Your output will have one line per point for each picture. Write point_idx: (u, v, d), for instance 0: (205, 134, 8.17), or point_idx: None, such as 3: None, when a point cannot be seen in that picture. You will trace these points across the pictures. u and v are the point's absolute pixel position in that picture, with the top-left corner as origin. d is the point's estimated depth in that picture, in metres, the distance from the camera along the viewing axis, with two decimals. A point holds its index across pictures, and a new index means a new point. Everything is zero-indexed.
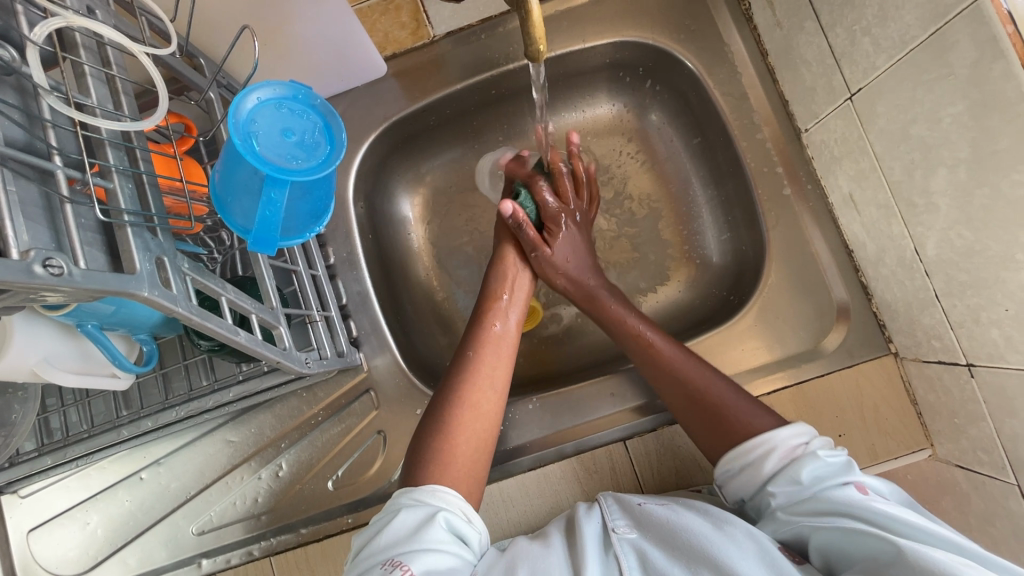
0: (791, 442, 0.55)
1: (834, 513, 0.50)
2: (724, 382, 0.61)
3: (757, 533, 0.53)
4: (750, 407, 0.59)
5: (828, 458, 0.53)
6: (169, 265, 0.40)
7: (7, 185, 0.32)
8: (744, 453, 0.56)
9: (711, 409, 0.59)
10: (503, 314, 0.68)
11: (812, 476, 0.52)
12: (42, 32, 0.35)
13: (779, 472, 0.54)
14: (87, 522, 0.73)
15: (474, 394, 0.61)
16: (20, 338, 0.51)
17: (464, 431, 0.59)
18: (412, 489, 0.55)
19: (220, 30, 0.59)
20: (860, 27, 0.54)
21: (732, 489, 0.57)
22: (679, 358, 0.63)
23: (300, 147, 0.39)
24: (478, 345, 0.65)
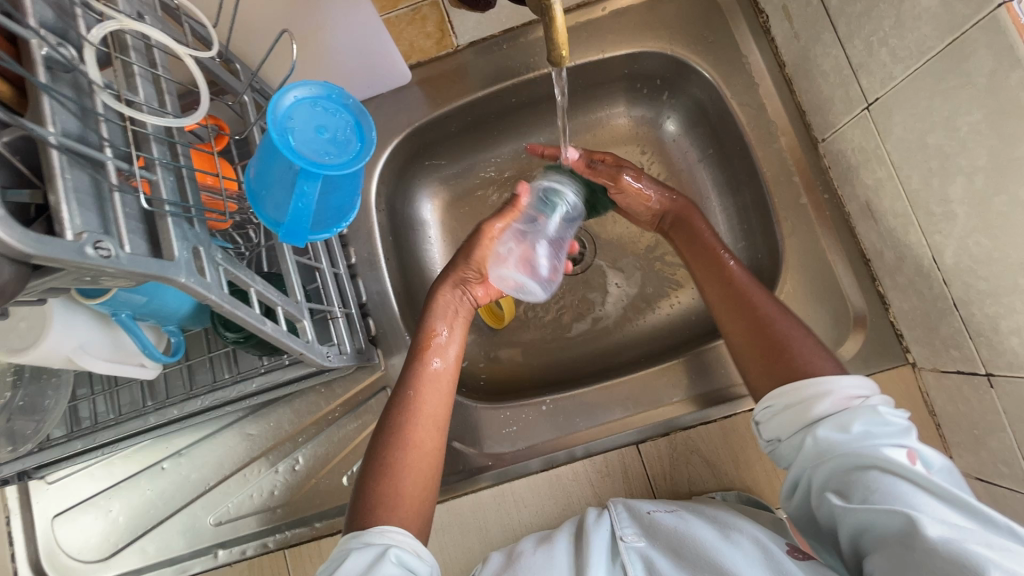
0: (849, 392, 0.52)
1: (873, 476, 0.49)
2: (787, 317, 0.60)
3: (764, 539, 0.54)
4: (816, 350, 0.58)
5: (885, 415, 0.50)
6: (204, 255, 0.42)
7: (63, 173, 0.34)
8: (799, 390, 0.54)
9: (773, 340, 0.59)
10: (442, 349, 0.66)
11: (863, 430, 0.50)
12: (97, 33, 0.37)
13: (829, 415, 0.51)
14: (109, 510, 0.75)
15: (418, 435, 0.60)
16: (57, 324, 0.53)
17: (411, 471, 0.59)
18: (362, 532, 0.54)
19: (255, 36, 0.62)
20: (877, 38, 0.54)
21: (771, 427, 0.55)
22: (750, 286, 0.63)
23: (333, 143, 0.41)
24: (418, 384, 0.63)
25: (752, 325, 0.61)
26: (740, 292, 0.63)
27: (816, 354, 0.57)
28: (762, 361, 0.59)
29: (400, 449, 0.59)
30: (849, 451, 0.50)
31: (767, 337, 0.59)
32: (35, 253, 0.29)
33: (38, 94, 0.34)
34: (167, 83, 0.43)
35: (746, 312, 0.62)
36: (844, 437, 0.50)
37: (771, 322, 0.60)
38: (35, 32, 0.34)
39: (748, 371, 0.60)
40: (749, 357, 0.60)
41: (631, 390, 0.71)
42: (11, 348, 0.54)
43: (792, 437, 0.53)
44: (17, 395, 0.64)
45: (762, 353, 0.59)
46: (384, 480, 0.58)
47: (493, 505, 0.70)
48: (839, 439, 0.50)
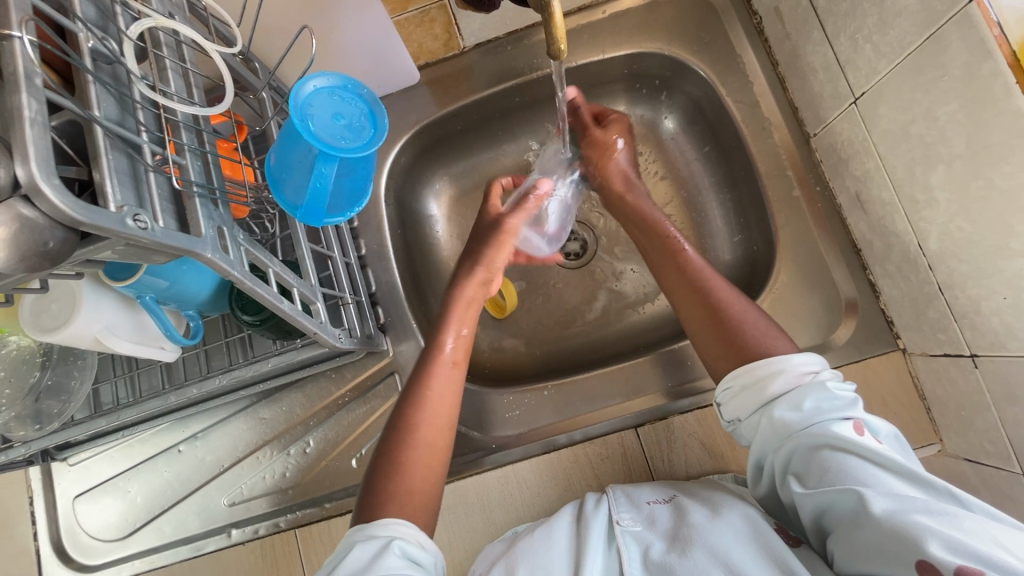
0: (800, 369, 0.55)
1: (826, 451, 0.51)
2: (741, 298, 0.63)
3: (758, 520, 0.55)
4: (767, 327, 0.60)
5: (833, 391, 0.53)
6: (228, 235, 0.45)
7: (105, 153, 0.37)
8: (753, 370, 0.56)
9: (729, 322, 0.61)
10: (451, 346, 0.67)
11: (814, 406, 0.53)
12: (136, 29, 0.41)
13: (784, 393, 0.54)
14: (128, 491, 0.78)
15: (425, 437, 0.61)
16: (87, 304, 0.57)
17: (420, 464, 0.60)
18: (365, 525, 0.55)
19: (273, 36, 0.66)
20: (861, 35, 0.57)
21: (731, 408, 0.57)
22: (704, 273, 0.65)
23: (349, 129, 0.44)
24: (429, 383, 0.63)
25: (707, 309, 0.63)
26: (695, 280, 0.65)
27: (767, 331, 0.60)
28: (720, 344, 0.61)
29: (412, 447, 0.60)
30: (802, 430, 0.52)
31: (723, 320, 0.61)
32: (86, 222, 0.32)
33: (86, 81, 0.38)
34: (195, 77, 0.47)
35: (701, 296, 0.64)
36: (796, 416, 0.53)
37: (726, 304, 0.62)
38: (83, 26, 0.38)
39: (708, 356, 0.62)
40: (708, 340, 0.62)
41: (631, 376, 0.74)
42: (43, 328, 0.57)
43: (751, 418, 0.56)
44: (45, 375, 0.67)
45: (718, 335, 0.61)
46: (395, 476, 0.59)
47: (496, 487, 0.72)
48: (793, 419, 0.53)
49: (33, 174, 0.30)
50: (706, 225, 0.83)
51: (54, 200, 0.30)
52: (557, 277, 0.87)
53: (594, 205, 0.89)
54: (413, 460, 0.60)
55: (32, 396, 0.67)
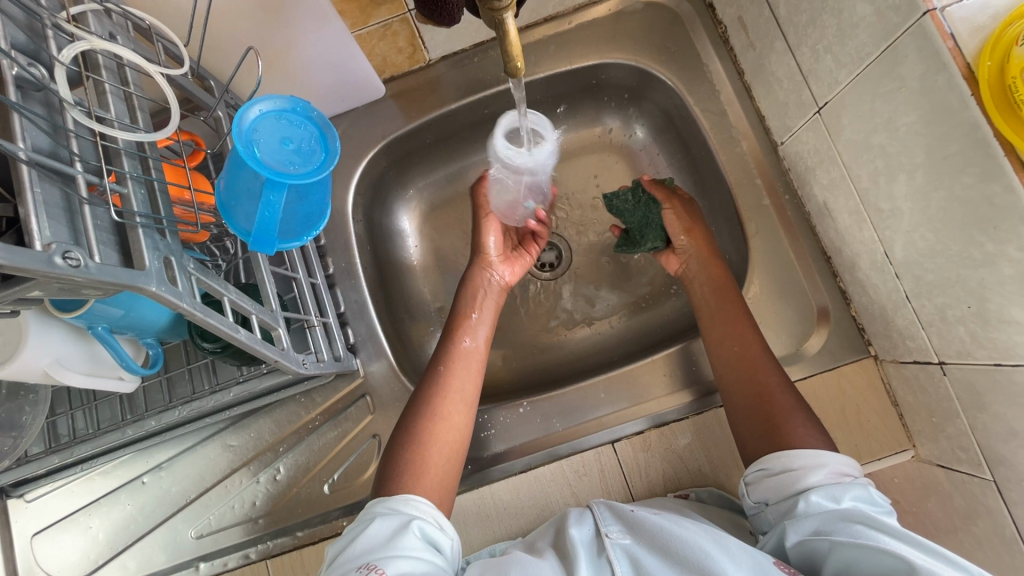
0: (841, 468, 0.55)
1: (857, 525, 0.50)
2: (790, 391, 0.62)
3: (754, 551, 0.53)
4: (810, 427, 0.59)
5: (874, 495, 0.53)
6: (176, 264, 0.43)
7: (34, 188, 0.35)
8: (792, 457, 0.56)
9: (770, 411, 0.61)
10: (473, 330, 0.70)
11: (852, 499, 0.53)
12: (68, 53, 0.39)
13: (822, 485, 0.54)
14: (89, 526, 0.75)
15: (450, 401, 0.64)
16: (34, 336, 0.54)
17: (437, 443, 0.61)
18: (387, 498, 0.56)
19: (228, 52, 0.63)
20: (822, 46, 0.57)
21: (760, 488, 0.57)
22: (749, 342, 0.65)
23: (297, 154, 0.43)
24: (448, 360, 0.67)
25: (753, 395, 0.62)
26: (748, 356, 0.65)
27: (810, 436, 0.58)
28: (756, 428, 0.61)
29: (429, 424, 0.62)
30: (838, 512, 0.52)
31: (765, 406, 0.61)
32: (5, 263, 0.30)
33: (10, 113, 0.36)
34: (139, 100, 0.45)
35: (750, 381, 0.63)
36: (834, 506, 0.52)
37: (771, 397, 0.61)
38: (5, 53, 0.35)
39: (742, 431, 0.63)
40: (741, 421, 0.63)
41: (608, 388, 0.73)
42: None
43: (780, 501, 0.55)
44: None
45: (756, 420, 0.61)
46: (414, 446, 0.60)
47: (473, 509, 0.70)
48: (830, 507, 0.52)
49: None
50: None
51: None
52: (533, 290, 0.86)
53: (568, 216, 0.88)
54: (428, 436, 0.61)
55: None
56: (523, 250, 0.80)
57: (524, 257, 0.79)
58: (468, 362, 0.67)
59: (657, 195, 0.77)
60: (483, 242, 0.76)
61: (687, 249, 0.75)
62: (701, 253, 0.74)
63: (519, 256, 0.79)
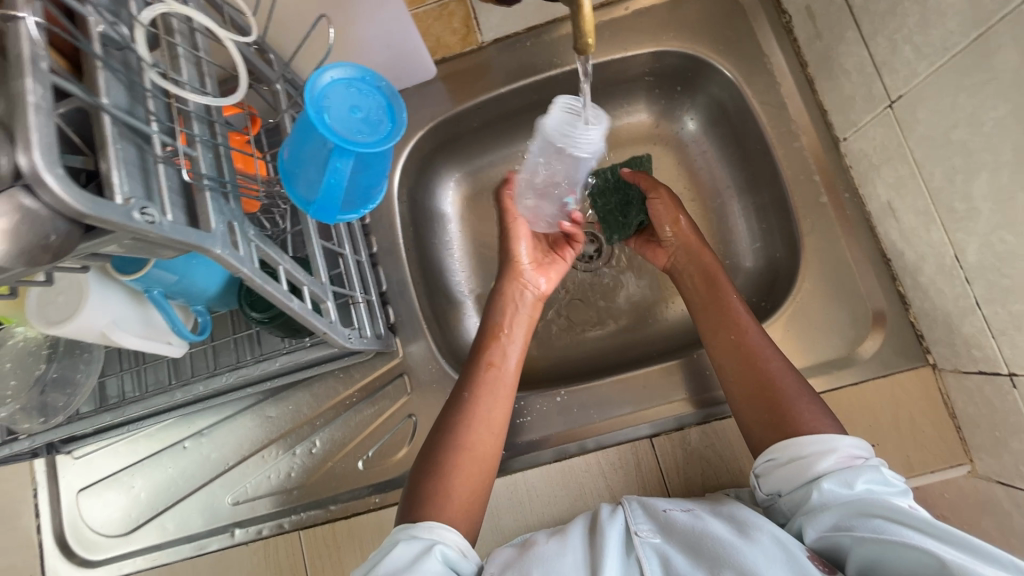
0: (852, 450, 0.52)
1: (877, 520, 0.47)
2: (791, 374, 0.60)
3: (786, 539, 0.51)
4: (817, 411, 0.56)
5: (886, 475, 0.51)
6: (238, 230, 0.44)
7: (114, 144, 0.36)
8: (800, 445, 0.53)
9: (772, 395, 0.58)
10: (503, 350, 0.67)
11: (865, 485, 0.50)
12: (148, 15, 0.39)
13: (833, 471, 0.51)
14: (132, 486, 0.77)
15: (475, 428, 0.61)
16: (94, 296, 0.55)
17: (461, 473, 0.59)
18: (410, 524, 0.55)
19: (289, 26, 0.64)
20: (901, 35, 0.55)
21: (771, 480, 0.54)
22: (749, 326, 0.64)
23: (365, 123, 0.43)
24: (474, 388, 0.64)
25: (752, 381, 0.60)
26: (745, 344, 0.62)
27: (819, 421, 0.56)
28: (758, 412, 0.59)
29: (454, 455, 0.60)
30: (852, 502, 0.49)
31: (766, 390, 0.59)
32: (89, 213, 0.31)
33: (94, 65, 0.36)
34: (208, 66, 0.45)
35: (748, 370, 0.61)
36: (847, 492, 0.50)
37: (775, 380, 0.59)
38: (93, 10, 0.36)
39: (746, 421, 0.60)
40: (743, 406, 0.60)
41: (649, 382, 0.72)
42: (47, 321, 0.55)
43: (793, 492, 0.53)
44: (50, 368, 0.66)
45: (757, 406, 0.59)
46: (436, 477, 0.58)
47: (505, 495, 0.69)
48: (844, 494, 0.50)
49: (35, 164, 0.29)
50: (728, 230, 0.81)
51: (57, 190, 0.29)
52: (573, 281, 0.85)
53: None
54: (453, 465, 0.59)
55: (37, 388, 0.65)
56: (557, 256, 0.77)
57: (557, 262, 0.77)
58: (497, 385, 0.64)
59: (639, 184, 0.75)
60: (514, 250, 0.75)
61: (677, 240, 0.73)
62: (688, 244, 0.73)
63: (553, 262, 0.77)
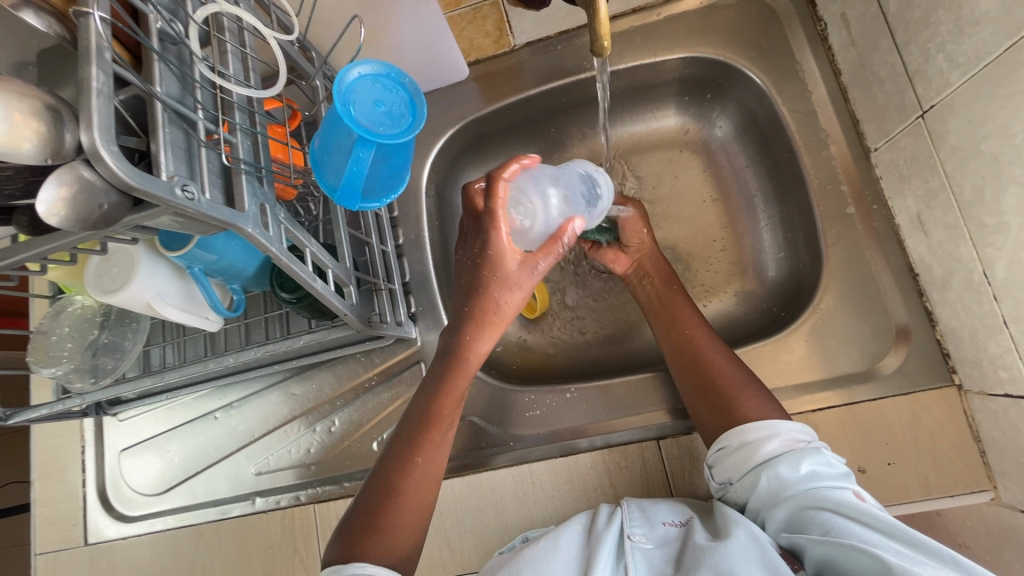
0: (795, 435, 0.56)
1: (825, 514, 0.50)
2: (733, 364, 0.63)
3: (759, 533, 0.52)
4: (762, 399, 0.60)
5: (828, 457, 0.54)
6: (270, 213, 0.47)
7: (164, 127, 0.40)
8: (746, 432, 0.56)
9: (718, 386, 0.62)
10: (454, 408, 0.60)
11: (810, 470, 0.53)
12: (201, 13, 0.43)
13: (778, 455, 0.54)
14: (166, 450, 0.83)
15: (421, 475, 0.58)
16: (142, 270, 0.60)
17: (401, 519, 0.57)
18: (343, 567, 0.52)
19: (331, 26, 0.68)
20: (934, 44, 0.54)
21: (723, 468, 0.57)
22: (695, 322, 0.68)
23: (388, 116, 0.46)
24: (425, 450, 0.59)
25: (702, 372, 0.64)
26: (693, 340, 0.66)
27: (763, 408, 0.59)
28: (705, 401, 0.62)
29: (397, 503, 0.57)
30: (799, 490, 0.52)
31: (714, 382, 0.62)
32: (136, 185, 0.34)
33: (151, 58, 0.40)
34: (252, 61, 0.49)
35: (699, 362, 0.65)
36: (793, 476, 0.53)
37: (721, 374, 0.62)
38: (153, 8, 0.40)
39: (699, 409, 0.63)
40: (695, 402, 0.63)
41: (659, 385, 0.72)
42: (102, 289, 0.60)
43: (742, 478, 0.56)
44: (103, 334, 0.72)
45: (710, 399, 0.62)
46: (379, 519, 0.56)
47: (511, 486, 0.71)
48: (790, 478, 0.53)
49: (94, 141, 0.33)
50: (751, 239, 0.81)
51: (111, 164, 0.33)
52: (592, 281, 0.86)
53: None
54: (395, 514, 0.56)
55: (91, 351, 0.71)
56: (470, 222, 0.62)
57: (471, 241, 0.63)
58: (442, 445, 0.60)
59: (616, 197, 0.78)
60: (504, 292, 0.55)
61: (641, 249, 0.75)
62: (650, 252, 0.75)
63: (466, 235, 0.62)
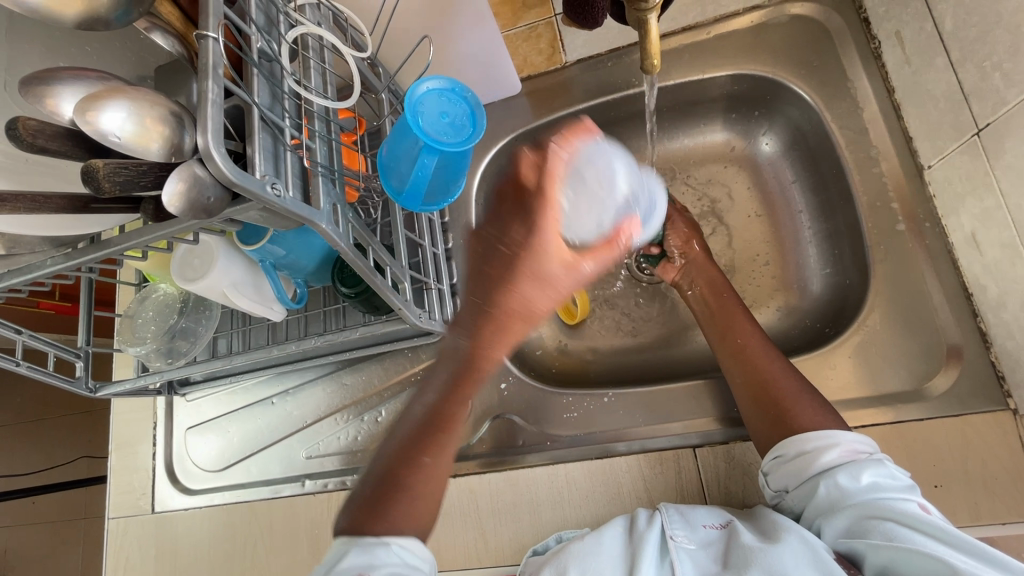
0: (855, 446, 0.56)
1: (888, 523, 0.50)
2: (793, 376, 0.63)
3: (812, 540, 0.52)
4: (818, 408, 0.60)
5: (890, 468, 0.54)
6: (340, 211, 0.52)
7: (258, 132, 0.45)
8: (805, 441, 0.57)
9: (773, 394, 0.62)
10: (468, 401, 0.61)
11: (872, 481, 0.53)
12: (292, 34, 0.49)
13: (839, 464, 0.55)
14: (227, 430, 0.90)
15: (433, 466, 0.59)
16: (220, 262, 0.66)
17: (410, 506, 0.58)
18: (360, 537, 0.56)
19: (395, 44, 0.73)
20: (992, 63, 0.54)
21: (778, 476, 0.58)
22: (752, 333, 0.69)
23: (452, 126, 0.50)
24: (436, 450, 0.59)
25: (756, 382, 0.64)
26: (748, 350, 0.67)
27: (820, 417, 0.60)
28: (760, 409, 0.63)
29: (407, 492, 0.58)
30: (860, 499, 0.53)
31: (769, 391, 0.63)
32: (237, 182, 0.39)
33: (251, 71, 0.46)
34: (331, 75, 0.55)
35: (752, 371, 0.65)
36: (854, 485, 0.53)
37: (776, 383, 0.63)
38: (255, 29, 0.46)
39: (751, 418, 0.63)
40: (750, 411, 0.64)
41: (696, 394, 0.73)
42: (186, 278, 0.67)
43: (800, 486, 0.56)
44: (180, 319, 0.79)
45: (765, 408, 0.62)
46: (389, 501, 0.58)
47: (546, 484, 0.73)
48: (851, 488, 0.54)
49: (207, 143, 0.38)
50: (797, 254, 0.81)
51: (220, 163, 0.38)
52: (633, 290, 0.88)
53: None
54: (405, 499, 0.58)
55: (169, 335, 0.78)
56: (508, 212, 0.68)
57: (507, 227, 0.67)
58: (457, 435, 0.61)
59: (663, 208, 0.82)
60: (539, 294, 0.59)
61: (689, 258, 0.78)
62: (699, 263, 0.78)
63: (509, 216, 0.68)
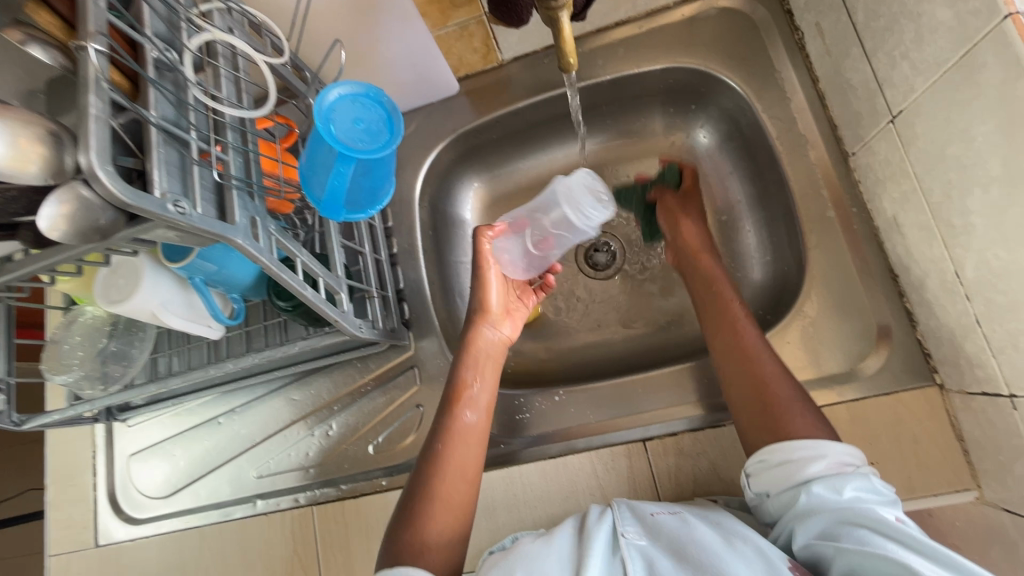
0: (843, 458, 0.55)
1: (861, 531, 0.49)
2: (789, 382, 0.62)
3: (768, 550, 0.52)
4: (812, 419, 0.59)
5: (876, 484, 0.53)
6: (260, 224, 0.50)
7: (158, 147, 0.43)
8: (792, 448, 0.56)
9: (765, 399, 0.61)
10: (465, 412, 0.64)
11: (855, 493, 0.52)
12: (194, 42, 0.47)
13: (823, 475, 0.54)
14: (173, 454, 0.86)
15: (453, 468, 0.61)
16: (146, 281, 0.63)
17: (445, 502, 0.59)
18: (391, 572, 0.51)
19: (320, 47, 0.71)
20: (899, 51, 0.55)
21: (762, 479, 0.57)
22: (750, 331, 0.67)
23: (366, 132, 0.49)
24: (446, 439, 0.62)
25: (749, 386, 0.63)
26: (746, 349, 0.65)
27: (813, 427, 0.58)
28: (756, 412, 0.61)
29: (431, 497, 0.59)
30: (838, 508, 0.52)
31: (764, 395, 0.61)
32: (129, 202, 0.37)
33: (148, 83, 0.44)
34: (244, 83, 0.53)
35: (748, 375, 0.63)
36: (834, 496, 0.52)
37: (775, 385, 0.62)
38: (149, 39, 0.44)
39: (742, 422, 0.63)
40: (746, 421, 0.62)
41: (645, 387, 0.74)
42: (110, 299, 0.63)
43: (781, 493, 0.56)
44: (111, 342, 0.76)
45: (757, 414, 0.61)
46: (421, 504, 0.59)
47: (501, 487, 0.72)
48: (831, 498, 0.52)
49: (91, 161, 0.36)
50: (738, 243, 0.82)
51: (106, 183, 0.36)
52: (583, 286, 0.89)
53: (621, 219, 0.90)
54: (434, 494, 0.59)
55: (100, 358, 0.76)
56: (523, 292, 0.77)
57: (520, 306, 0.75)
58: (463, 441, 0.62)
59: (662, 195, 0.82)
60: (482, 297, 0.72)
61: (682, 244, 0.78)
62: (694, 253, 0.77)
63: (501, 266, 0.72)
